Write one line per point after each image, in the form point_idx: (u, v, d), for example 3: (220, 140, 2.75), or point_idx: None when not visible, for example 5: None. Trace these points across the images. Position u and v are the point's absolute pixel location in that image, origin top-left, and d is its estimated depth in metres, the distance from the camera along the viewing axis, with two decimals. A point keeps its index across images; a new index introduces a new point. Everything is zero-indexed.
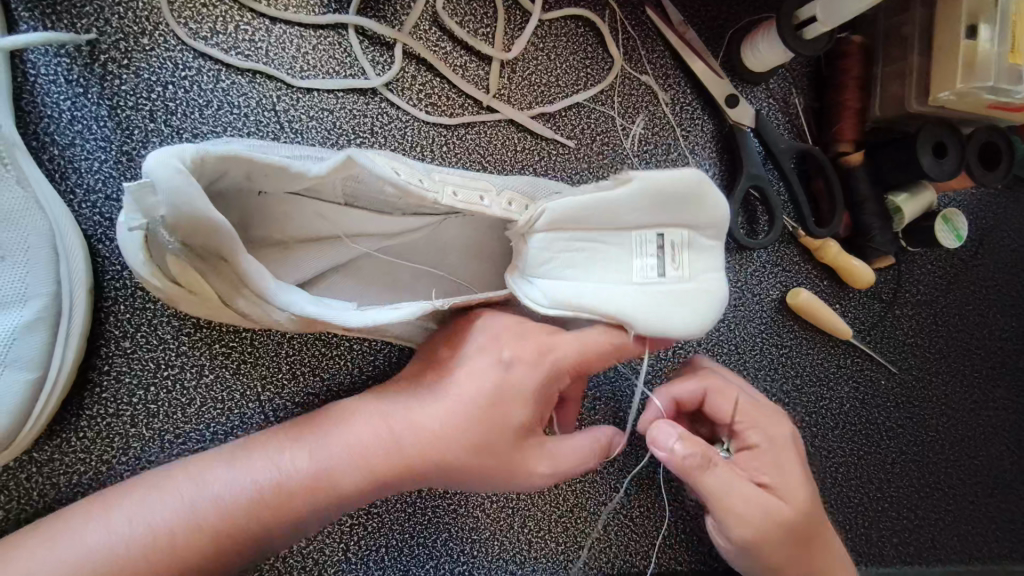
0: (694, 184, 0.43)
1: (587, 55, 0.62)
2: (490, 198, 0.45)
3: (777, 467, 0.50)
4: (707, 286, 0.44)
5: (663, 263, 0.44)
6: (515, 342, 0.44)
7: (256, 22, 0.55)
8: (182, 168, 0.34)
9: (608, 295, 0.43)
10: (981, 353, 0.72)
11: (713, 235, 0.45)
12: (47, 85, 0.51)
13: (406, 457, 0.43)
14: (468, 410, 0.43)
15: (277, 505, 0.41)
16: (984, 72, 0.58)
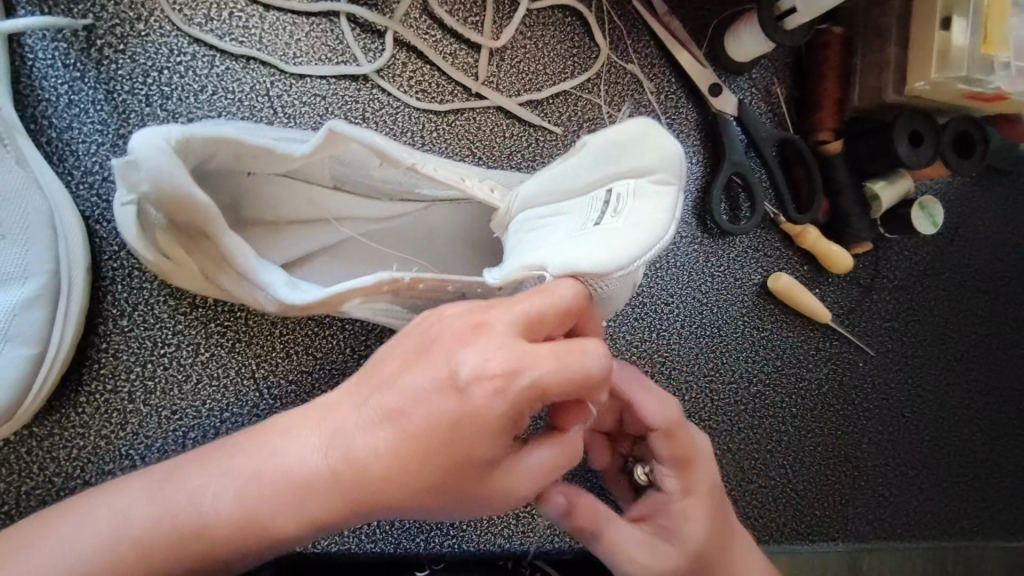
0: (637, 127, 0.41)
1: (574, 44, 0.64)
2: (472, 182, 0.47)
3: (685, 518, 0.46)
4: (642, 229, 0.38)
5: (605, 213, 0.40)
6: (485, 346, 0.34)
7: (250, 9, 0.56)
8: (168, 149, 0.37)
9: (546, 249, 0.41)
10: (955, 336, 0.75)
11: (662, 178, 0.40)
12: (44, 69, 0.52)
13: (345, 500, 0.36)
14: (416, 439, 0.35)
15: (205, 547, 0.38)
16: (956, 63, 0.60)
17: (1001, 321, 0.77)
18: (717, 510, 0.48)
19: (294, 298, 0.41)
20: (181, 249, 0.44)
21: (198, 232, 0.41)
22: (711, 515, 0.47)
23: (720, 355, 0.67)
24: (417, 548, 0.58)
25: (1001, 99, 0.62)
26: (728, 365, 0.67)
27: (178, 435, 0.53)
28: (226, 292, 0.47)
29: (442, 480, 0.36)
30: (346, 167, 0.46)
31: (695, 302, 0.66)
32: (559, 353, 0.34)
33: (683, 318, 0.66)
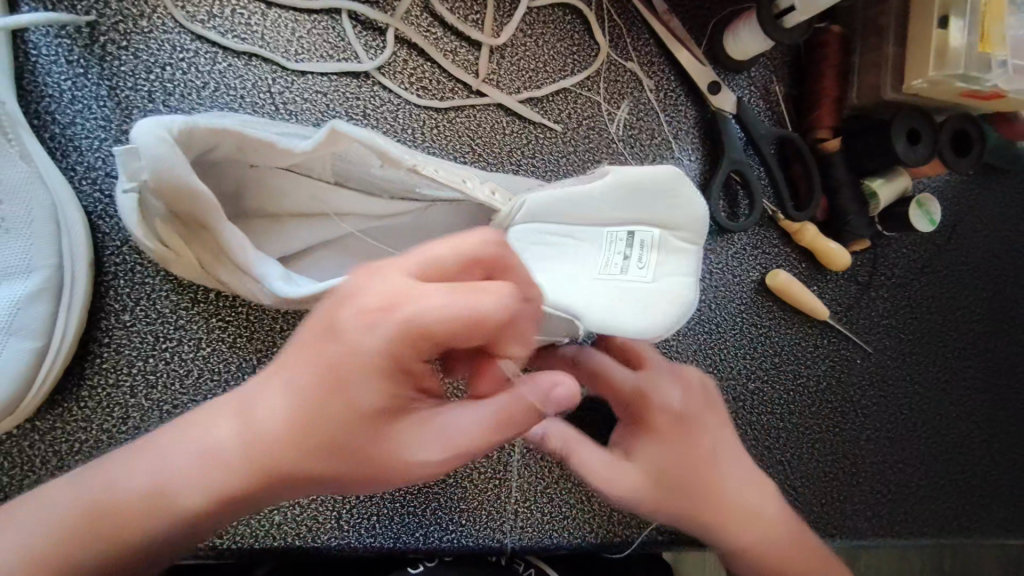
0: (669, 182, 0.45)
1: (574, 42, 0.64)
2: (473, 182, 0.47)
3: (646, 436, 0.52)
4: (675, 292, 0.46)
5: (632, 261, 0.46)
6: (375, 288, 0.34)
7: (253, 6, 0.57)
8: (168, 136, 0.37)
9: (575, 288, 0.45)
10: (952, 333, 0.75)
11: (686, 237, 0.47)
12: (48, 65, 0.52)
13: (245, 463, 0.36)
14: (306, 390, 0.35)
15: (117, 535, 0.36)
16: (953, 61, 0.60)
17: (998, 318, 0.77)
18: (681, 427, 0.53)
19: (287, 292, 0.41)
20: (181, 237, 0.44)
21: (197, 219, 0.41)
22: (670, 430, 0.52)
23: (719, 352, 0.67)
24: (417, 543, 0.58)
25: (998, 97, 0.63)
26: (726, 362, 0.67)
27: None
28: (224, 283, 0.47)
29: (331, 433, 0.35)
30: (347, 165, 0.46)
31: (693, 299, 0.67)
32: (448, 290, 0.33)
33: None
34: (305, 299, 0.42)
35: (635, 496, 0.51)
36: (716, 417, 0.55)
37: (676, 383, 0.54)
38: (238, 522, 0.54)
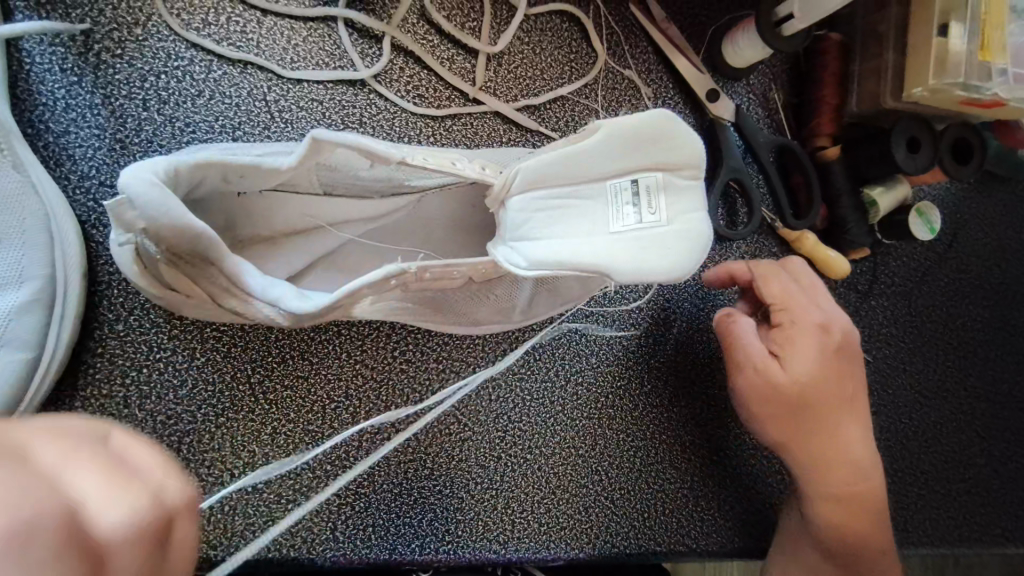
0: (661, 122, 0.45)
1: (572, 49, 0.64)
2: (463, 164, 0.46)
3: (801, 353, 0.54)
4: (692, 226, 0.46)
5: (641, 208, 0.45)
6: None
7: (248, 14, 0.56)
8: (157, 183, 0.37)
9: (593, 246, 0.44)
10: (953, 342, 0.74)
11: (689, 175, 0.46)
12: (42, 73, 0.52)
13: None
14: None
15: None
16: (953, 70, 0.60)
17: (999, 327, 0.76)
18: (830, 350, 0.55)
19: (304, 307, 0.41)
20: (187, 280, 0.43)
21: (201, 263, 0.40)
22: (824, 354, 0.55)
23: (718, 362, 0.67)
24: (412, 555, 0.58)
25: (999, 104, 0.62)
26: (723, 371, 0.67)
27: (174, 439, 0.53)
28: (235, 315, 0.46)
29: None
30: (333, 173, 0.46)
31: (692, 308, 0.67)
32: None
33: (680, 324, 0.66)
34: (321, 312, 0.42)
35: (769, 402, 0.55)
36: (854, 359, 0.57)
37: (838, 316, 0.57)
38: (232, 534, 0.54)
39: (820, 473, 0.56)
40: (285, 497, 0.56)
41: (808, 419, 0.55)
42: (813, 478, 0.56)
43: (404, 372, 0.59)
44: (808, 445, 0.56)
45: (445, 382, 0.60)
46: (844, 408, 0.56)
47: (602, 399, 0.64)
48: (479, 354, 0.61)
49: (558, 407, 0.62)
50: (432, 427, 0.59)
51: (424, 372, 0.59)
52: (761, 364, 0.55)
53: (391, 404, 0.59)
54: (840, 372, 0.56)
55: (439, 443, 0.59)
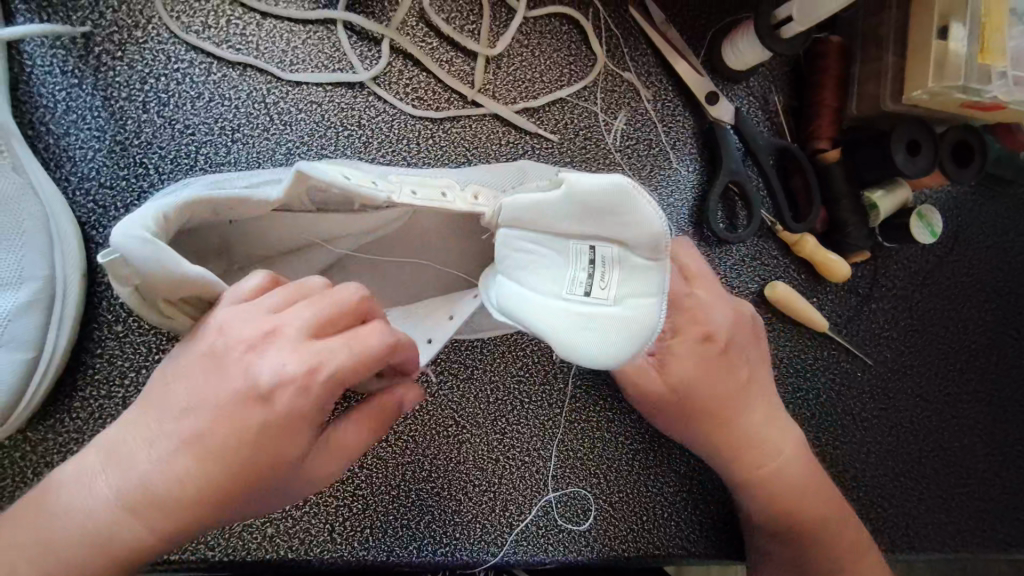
0: (617, 194, 0.37)
1: (571, 52, 0.64)
2: (452, 193, 0.47)
3: (683, 362, 0.54)
4: (637, 316, 0.37)
5: (590, 282, 0.38)
6: (238, 324, 0.35)
7: (247, 17, 0.57)
8: (145, 234, 0.35)
9: (538, 308, 0.39)
10: (955, 346, 0.74)
11: (648, 255, 0.38)
12: (43, 76, 0.52)
13: (188, 439, 0.35)
14: (210, 463, 0.35)
15: (133, 518, 0.35)
16: (953, 72, 0.59)
17: (1001, 330, 0.76)
18: (713, 355, 0.55)
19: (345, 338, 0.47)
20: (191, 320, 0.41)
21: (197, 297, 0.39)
22: (700, 357, 0.55)
23: None
24: (409, 557, 0.58)
25: (1000, 107, 0.62)
26: None
27: None
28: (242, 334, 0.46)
29: (224, 452, 0.35)
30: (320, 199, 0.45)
31: None
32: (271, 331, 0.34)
33: None
34: None
35: (652, 403, 0.57)
36: (739, 350, 0.57)
37: (724, 318, 0.55)
38: (230, 533, 0.55)
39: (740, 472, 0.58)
40: None
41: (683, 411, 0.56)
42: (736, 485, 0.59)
43: None
44: (716, 441, 0.57)
45: (445, 385, 0.60)
46: (738, 394, 0.57)
47: (601, 401, 0.64)
48: (479, 357, 0.61)
49: (556, 410, 0.62)
50: (430, 428, 0.60)
51: (423, 374, 0.60)
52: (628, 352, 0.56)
53: None
54: (726, 373, 0.56)
55: (436, 445, 0.60)
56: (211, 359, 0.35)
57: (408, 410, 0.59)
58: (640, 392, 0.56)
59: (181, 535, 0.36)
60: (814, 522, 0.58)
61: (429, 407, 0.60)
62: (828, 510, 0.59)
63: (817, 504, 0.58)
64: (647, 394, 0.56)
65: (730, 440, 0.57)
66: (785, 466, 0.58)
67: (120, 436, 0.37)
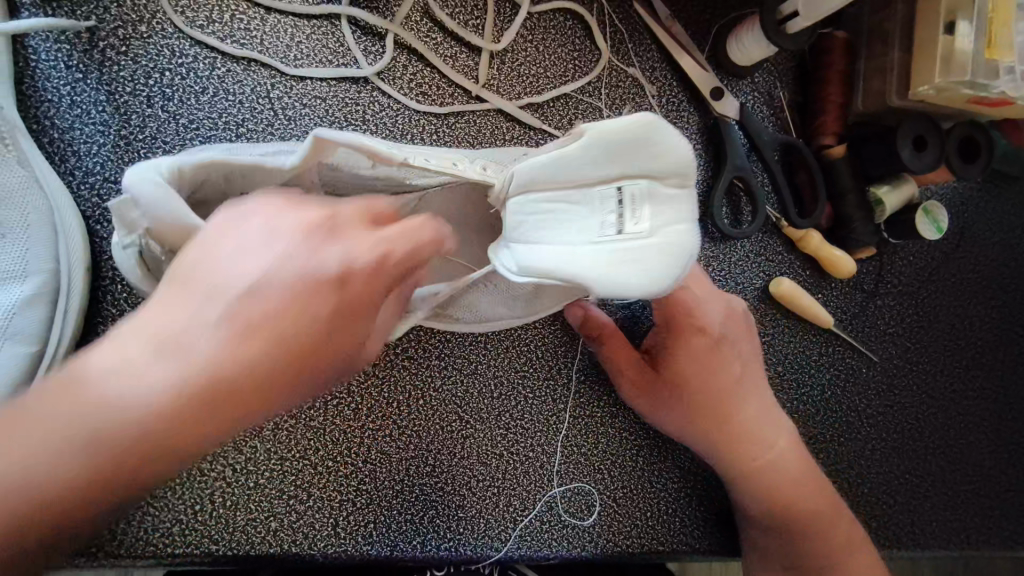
0: (643, 127, 0.40)
1: (575, 47, 0.64)
2: (465, 165, 0.46)
3: (677, 357, 0.58)
4: (673, 239, 0.40)
5: (623, 219, 0.41)
6: (288, 220, 0.35)
7: (251, 11, 0.56)
8: (157, 181, 0.37)
9: (572, 257, 0.40)
10: (961, 342, 0.74)
11: (676, 185, 0.42)
12: (48, 70, 0.52)
13: (257, 314, 0.32)
14: (286, 338, 0.32)
15: (197, 402, 0.30)
16: (960, 67, 0.59)
17: (1007, 327, 0.76)
18: (708, 348, 0.58)
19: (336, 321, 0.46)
20: None
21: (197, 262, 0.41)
22: (696, 350, 0.58)
23: None
24: (413, 552, 0.58)
25: (1007, 102, 0.61)
26: None
27: None
28: None
29: (302, 330, 0.33)
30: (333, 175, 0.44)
31: None
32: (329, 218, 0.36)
33: None
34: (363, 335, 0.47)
35: (655, 402, 0.58)
36: (737, 345, 0.59)
37: (716, 309, 0.58)
38: (233, 528, 0.55)
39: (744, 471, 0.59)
40: (286, 493, 0.56)
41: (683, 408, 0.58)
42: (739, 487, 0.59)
43: (406, 370, 0.59)
44: (720, 441, 0.58)
45: (449, 379, 0.60)
46: (736, 387, 0.59)
47: (605, 397, 0.63)
48: (482, 352, 0.61)
49: (560, 405, 0.62)
50: (434, 423, 0.59)
51: (426, 369, 0.60)
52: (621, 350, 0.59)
53: (393, 401, 0.59)
54: (722, 369, 0.58)
55: (440, 441, 0.59)
56: (271, 237, 0.34)
57: (412, 405, 0.59)
58: (641, 387, 0.58)
59: (220, 433, 0.31)
60: (808, 515, 0.59)
61: (433, 401, 0.60)
62: (822, 504, 0.59)
63: (811, 498, 0.59)
64: (647, 385, 0.58)
65: (733, 434, 0.58)
66: (780, 461, 0.59)
67: (135, 324, 0.31)
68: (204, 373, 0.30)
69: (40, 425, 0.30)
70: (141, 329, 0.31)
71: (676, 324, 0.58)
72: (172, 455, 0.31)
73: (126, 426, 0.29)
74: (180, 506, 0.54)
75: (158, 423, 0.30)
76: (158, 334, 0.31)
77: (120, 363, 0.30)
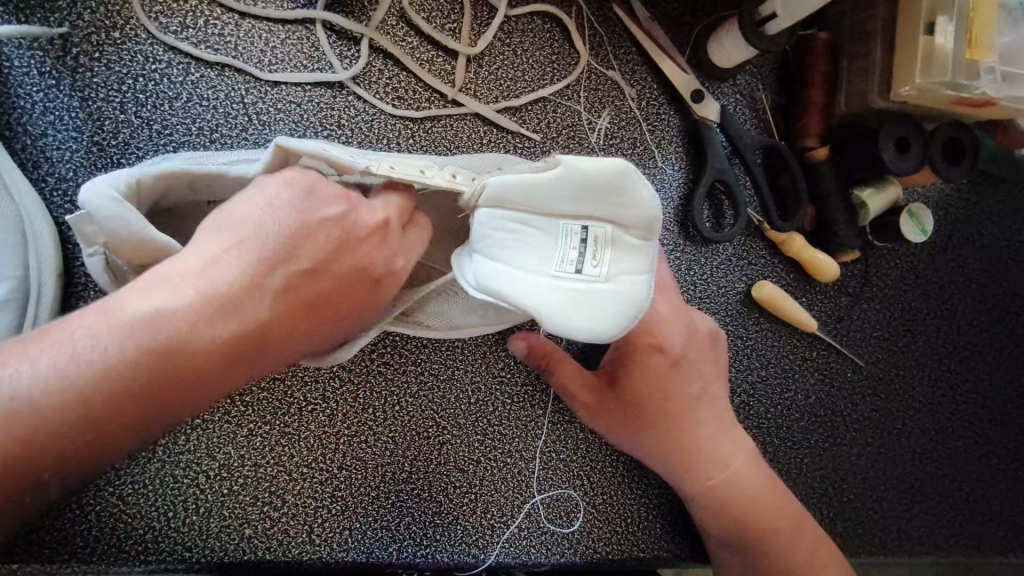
0: (615, 173, 0.38)
1: (553, 50, 0.63)
2: (432, 172, 0.46)
3: (631, 379, 0.58)
4: (628, 289, 0.39)
5: (583, 258, 0.39)
6: (309, 213, 0.41)
7: (226, 17, 0.56)
8: (120, 198, 0.40)
9: (527, 283, 0.39)
10: (948, 347, 0.73)
11: (639, 234, 0.39)
12: (21, 77, 0.53)
13: (284, 287, 0.39)
14: (299, 309, 0.39)
15: (230, 349, 0.36)
16: (941, 67, 0.59)
17: (997, 330, 0.75)
18: (668, 369, 0.58)
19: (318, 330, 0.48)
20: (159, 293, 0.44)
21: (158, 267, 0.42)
22: (656, 371, 0.58)
23: None
24: (389, 558, 0.58)
25: (991, 104, 0.61)
26: None
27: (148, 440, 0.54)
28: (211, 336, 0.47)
29: (310, 304, 0.40)
30: None
31: None
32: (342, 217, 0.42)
33: None
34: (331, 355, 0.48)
35: (606, 421, 0.58)
36: (695, 368, 0.59)
37: (677, 334, 0.58)
38: (207, 535, 0.55)
39: (703, 491, 0.58)
40: (260, 500, 0.56)
41: (637, 428, 0.58)
42: (701, 507, 0.59)
43: (382, 375, 0.59)
44: (677, 461, 0.58)
45: (425, 385, 0.60)
46: (694, 407, 0.58)
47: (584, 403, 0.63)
48: (459, 357, 0.61)
49: (539, 412, 0.62)
50: (411, 430, 0.59)
51: (403, 374, 0.59)
52: (569, 372, 0.59)
53: (369, 407, 0.59)
54: (677, 392, 0.58)
55: (417, 447, 0.59)
56: (301, 227, 0.40)
57: (388, 411, 0.59)
58: (598, 406, 0.59)
59: (238, 372, 0.38)
60: (767, 535, 0.59)
61: (409, 407, 0.59)
62: (779, 519, 0.59)
63: (770, 518, 0.59)
64: (603, 407, 0.59)
65: (688, 456, 0.58)
66: (738, 477, 0.58)
67: (190, 267, 0.37)
68: (252, 331, 0.37)
69: (81, 343, 0.34)
70: (196, 274, 0.36)
71: (633, 343, 0.58)
72: (188, 397, 0.36)
73: (174, 359, 0.34)
74: (153, 513, 0.54)
75: (200, 364, 0.35)
76: (214, 282, 0.36)
77: (183, 295, 0.35)
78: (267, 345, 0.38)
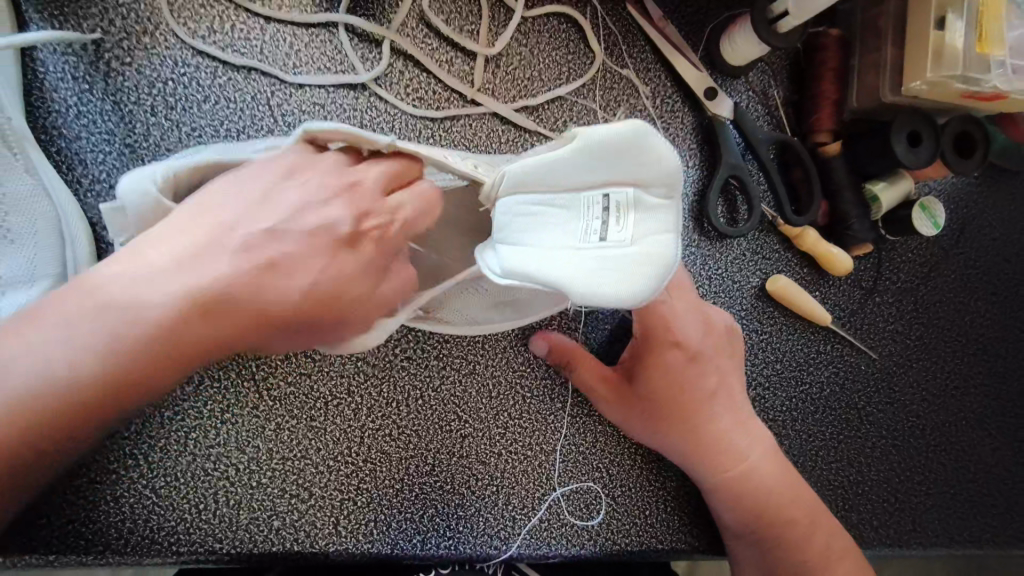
0: (626, 134, 0.39)
1: (569, 50, 0.65)
2: (455, 160, 0.47)
3: (650, 374, 0.59)
4: (653, 248, 0.38)
5: (606, 226, 0.40)
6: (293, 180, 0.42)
7: (250, 22, 0.58)
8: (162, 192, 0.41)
9: (551, 258, 0.40)
10: (961, 338, 0.74)
11: (663, 191, 0.39)
12: (55, 82, 0.54)
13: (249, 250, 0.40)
14: (271, 271, 0.40)
15: (194, 311, 0.38)
16: (952, 63, 0.60)
17: (1010, 323, 0.75)
18: (686, 363, 0.59)
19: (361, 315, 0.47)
20: None
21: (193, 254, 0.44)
22: (674, 366, 0.59)
23: None
24: (414, 550, 0.59)
25: (1001, 98, 0.61)
26: None
27: (180, 434, 0.56)
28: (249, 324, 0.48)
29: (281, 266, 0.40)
30: None
31: None
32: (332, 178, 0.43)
33: None
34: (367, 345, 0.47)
35: (630, 414, 0.59)
36: (714, 362, 0.60)
37: (696, 331, 0.59)
38: (237, 527, 0.56)
39: (721, 487, 0.59)
40: (288, 492, 0.57)
41: (655, 422, 0.59)
42: (723, 499, 0.60)
43: (405, 370, 0.60)
44: (694, 455, 0.59)
45: (447, 379, 0.61)
46: (712, 400, 0.60)
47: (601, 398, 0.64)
48: (479, 352, 0.62)
49: (559, 405, 0.63)
50: (433, 423, 0.60)
51: (426, 369, 0.61)
52: (591, 368, 0.60)
53: (392, 401, 0.60)
54: (695, 384, 0.59)
55: (439, 440, 0.60)
56: (268, 195, 0.41)
57: (412, 405, 0.60)
58: (620, 400, 0.60)
59: (212, 334, 0.39)
60: (785, 528, 0.60)
61: (432, 401, 0.60)
62: (795, 510, 0.60)
63: (788, 506, 0.60)
64: (623, 400, 0.59)
65: (706, 450, 0.59)
66: (752, 471, 0.59)
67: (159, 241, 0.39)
68: (215, 291, 0.38)
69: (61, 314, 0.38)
70: (163, 248, 0.39)
71: (653, 337, 0.59)
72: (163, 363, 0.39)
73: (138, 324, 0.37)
74: (186, 505, 0.55)
75: (165, 330, 0.38)
76: (176, 250, 0.39)
77: (149, 266, 0.38)
78: (235, 308, 0.39)
